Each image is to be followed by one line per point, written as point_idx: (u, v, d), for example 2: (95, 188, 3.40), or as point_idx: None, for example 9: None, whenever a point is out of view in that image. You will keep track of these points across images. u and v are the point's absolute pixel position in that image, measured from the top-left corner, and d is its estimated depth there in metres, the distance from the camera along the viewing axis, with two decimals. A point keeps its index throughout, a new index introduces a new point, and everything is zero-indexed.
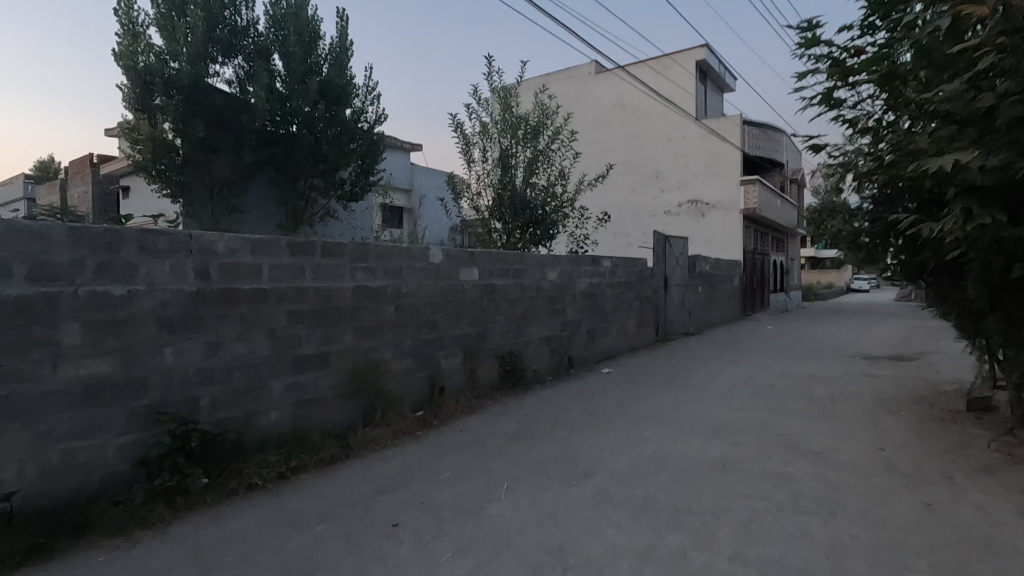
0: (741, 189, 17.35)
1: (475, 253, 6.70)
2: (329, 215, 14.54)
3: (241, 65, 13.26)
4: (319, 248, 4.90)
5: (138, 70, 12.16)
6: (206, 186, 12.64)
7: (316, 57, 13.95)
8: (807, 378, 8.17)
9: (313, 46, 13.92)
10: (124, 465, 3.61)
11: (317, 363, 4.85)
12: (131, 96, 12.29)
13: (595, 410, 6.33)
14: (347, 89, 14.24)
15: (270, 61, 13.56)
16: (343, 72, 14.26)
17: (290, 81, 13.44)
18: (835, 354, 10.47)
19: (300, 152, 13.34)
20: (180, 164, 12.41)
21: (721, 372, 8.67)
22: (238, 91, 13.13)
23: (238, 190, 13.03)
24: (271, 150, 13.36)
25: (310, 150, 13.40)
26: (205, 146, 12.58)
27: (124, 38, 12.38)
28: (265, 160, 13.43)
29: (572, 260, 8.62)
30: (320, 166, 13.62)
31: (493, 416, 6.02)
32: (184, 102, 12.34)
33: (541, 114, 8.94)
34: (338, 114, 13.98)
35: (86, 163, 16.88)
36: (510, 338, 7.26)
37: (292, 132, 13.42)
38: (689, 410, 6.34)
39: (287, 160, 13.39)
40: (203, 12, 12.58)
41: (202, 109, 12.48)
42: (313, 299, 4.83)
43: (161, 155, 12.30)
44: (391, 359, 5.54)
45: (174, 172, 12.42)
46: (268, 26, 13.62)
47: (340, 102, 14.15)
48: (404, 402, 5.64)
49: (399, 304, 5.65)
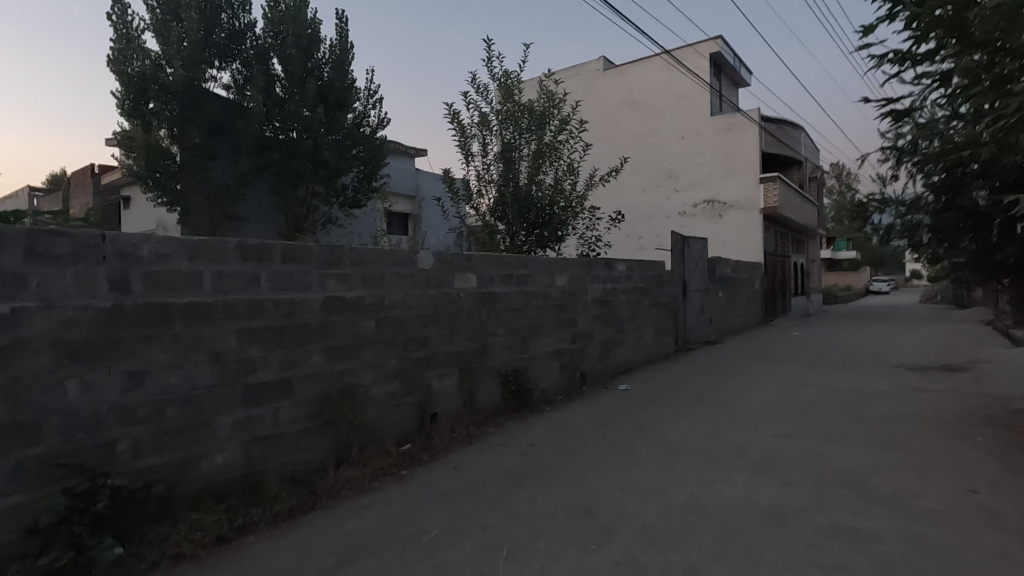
0: (760, 187, 16.36)
1: (472, 257, 5.83)
2: (331, 222, 13.75)
3: (238, 70, 12.54)
4: (278, 252, 4.06)
5: (131, 76, 11.45)
6: (203, 195, 11.96)
7: (316, 60, 13.18)
8: (853, 395, 7.18)
9: (313, 48, 13.13)
10: (7, 537, 2.77)
11: (277, 391, 4.00)
12: (124, 103, 11.58)
13: (613, 438, 5.42)
14: (348, 92, 13.43)
15: (268, 65, 12.79)
16: (344, 75, 13.43)
17: (289, 85, 12.65)
18: (876, 365, 9.45)
19: (300, 159, 12.53)
20: (175, 170, 11.72)
21: (751, 388, 7.72)
22: (236, 96, 12.38)
23: (235, 198, 12.13)
24: (268, 156, 12.42)
25: (310, 156, 12.62)
26: (202, 153, 11.91)
27: (116, 43, 11.62)
28: (262, 166, 12.41)
29: (583, 264, 7.74)
30: (320, 172, 12.87)
31: (493, 448, 5.13)
32: (179, 109, 11.62)
33: (547, 103, 8.05)
34: (337, 118, 13.18)
35: (86, 174, 16.40)
36: (514, 354, 6.37)
37: (292, 138, 12.63)
38: (725, 437, 5.40)
39: (285, 166, 12.55)
40: (198, 15, 11.86)
41: (198, 115, 11.75)
42: (273, 315, 3.99)
43: (156, 163, 11.59)
44: (371, 383, 4.67)
45: (172, 180, 11.79)
46: (265, 29, 12.85)
47: (340, 106, 13.32)
48: (387, 434, 4.78)
49: (380, 317, 4.79)
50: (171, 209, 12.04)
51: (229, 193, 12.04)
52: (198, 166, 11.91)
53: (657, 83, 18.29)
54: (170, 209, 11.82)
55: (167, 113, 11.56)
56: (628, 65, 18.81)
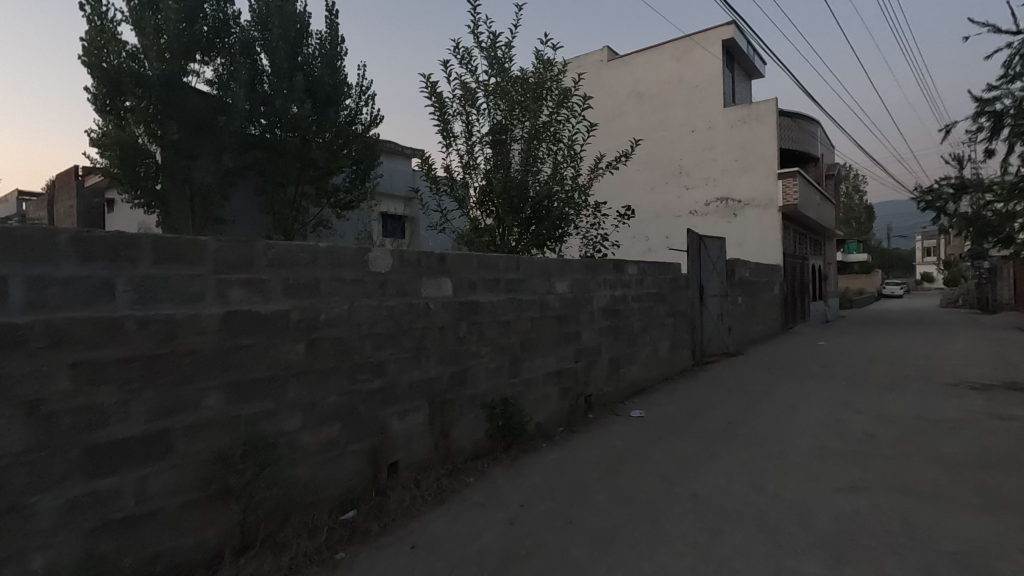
0: (778, 183, 15.11)
1: (446, 258, 4.58)
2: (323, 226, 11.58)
3: (223, 64, 10.45)
4: (149, 251, 2.80)
5: (105, 70, 9.46)
6: (188, 197, 9.84)
7: (304, 52, 11.10)
8: (918, 425, 5.87)
9: (301, 41, 11.04)
10: None
11: (142, 453, 2.72)
12: (98, 99, 9.63)
13: (629, 492, 4.15)
14: (341, 89, 11.27)
15: (255, 59, 10.69)
16: (337, 71, 11.31)
17: (276, 80, 10.56)
18: (928, 383, 8.13)
19: (287, 158, 10.46)
20: (156, 169, 9.65)
21: (790, 415, 6.41)
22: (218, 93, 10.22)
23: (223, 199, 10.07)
24: (255, 155, 10.36)
25: (298, 154, 10.55)
26: (183, 152, 9.79)
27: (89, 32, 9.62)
28: (248, 166, 10.41)
29: (588, 267, 6.47)
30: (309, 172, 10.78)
31: (469, 510, 3.86)
32: (158, 104, 9.64)
33: (543, 73, 6.72)
34: (329, 116, 11.06)
35: (65, 178, 14.50)
36: (502, 379, 5.10)
37: (278, 136, 10.53)
38: (775, 493, 4.10)
39: (273, 165, 10.45)
40: (177, 2, 9.76)
41: (179, 112, 9.75)
42: (139, 341, 2.73)
43: (132, 163, 9.48)
44: (299, 431, 3.42)
45: (152, 180, 9.66)
46: (253, 20, 10.74)
47: (331, 103, 11.19)
48: (320, 499, 3.52)
49: (313, 339, 3.53)
50: (149, 210, 9.93)
51: (213, 195, 9.99)
52: (180, 166, 9.80)
53: (666, 73, 17.02)
54: (147, 210, 9.66)
55: (145, 109, 9.55)
56: (633, 55, 17.66)
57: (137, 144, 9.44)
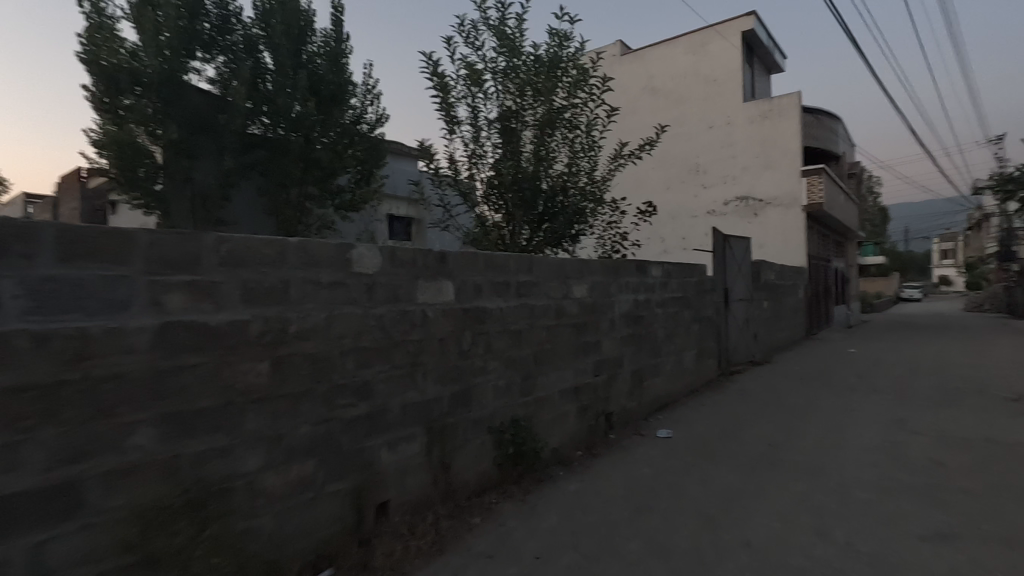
0: (802, 181, 14.33)
1: (448, 256, 3.90)
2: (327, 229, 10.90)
3: (224, 61, 9.76)
4: (51, 245, 2.14)
5: (101, 66, 8.73)
6: (187, 199, 9.13)
7: (307, 50, 10.43)
8: (991, 450, 5.09)
9: (304, 36, 10.39)
10: None
11: (41, 511, 2.05)
12: (95, 99, 8.90)
13: (666, 540, 3.42)
14: (344, 84, 10.58)
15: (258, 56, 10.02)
16: (341, 67, 10.64)
17: (276, 74, 9.87)
18: (984, 398, 7.31)
19: (289, 156, 9.77)
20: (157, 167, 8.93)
21: (838, 436, 5.65)
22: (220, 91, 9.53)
23: (224, 200, 9.28)
24: (257, 154, 9.67)
25: (302, 154, 9.83)
26: (181, 150, 8.94)
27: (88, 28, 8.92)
28: (249, 166, 9.70)
29: (608, 268, 5.76)
30: (312, 172, 10.09)
31: (472, 564, 3.16)
32: (159, 104, 8.90)
33: (559, 54, 6.01)
34: (332, 113, 10.39)
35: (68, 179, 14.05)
36: (513, 398, 4.40)
37: (279, 135, 9.85)
38: (846, 541, 3.37)
39: (275, 165, 9.76)
40: None
41: (180, 111, 8.95)
42: (35, 366, 2.06)
43: (131, 162, 8.77)
44: (260, 472, 2.74)
45: (150, 180, 8.99)
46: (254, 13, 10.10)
47: (334, 100, 10.51)
48: (289, 557, 2.84)
49: (279, 358, 2.84)
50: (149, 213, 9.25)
51: (214, 196, 9.18)
52: (181, 166, 8.95)
53: (683, 68, 16.27)
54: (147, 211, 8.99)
55: (143, 106, 8.83)
56: (648, 49, 16.93)
57: (137, 143, 8.78)
